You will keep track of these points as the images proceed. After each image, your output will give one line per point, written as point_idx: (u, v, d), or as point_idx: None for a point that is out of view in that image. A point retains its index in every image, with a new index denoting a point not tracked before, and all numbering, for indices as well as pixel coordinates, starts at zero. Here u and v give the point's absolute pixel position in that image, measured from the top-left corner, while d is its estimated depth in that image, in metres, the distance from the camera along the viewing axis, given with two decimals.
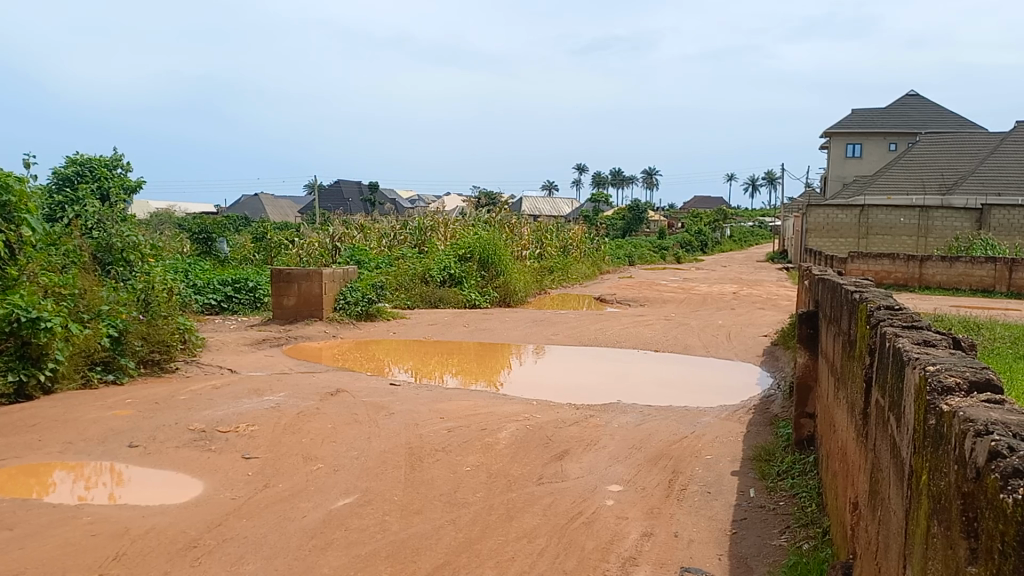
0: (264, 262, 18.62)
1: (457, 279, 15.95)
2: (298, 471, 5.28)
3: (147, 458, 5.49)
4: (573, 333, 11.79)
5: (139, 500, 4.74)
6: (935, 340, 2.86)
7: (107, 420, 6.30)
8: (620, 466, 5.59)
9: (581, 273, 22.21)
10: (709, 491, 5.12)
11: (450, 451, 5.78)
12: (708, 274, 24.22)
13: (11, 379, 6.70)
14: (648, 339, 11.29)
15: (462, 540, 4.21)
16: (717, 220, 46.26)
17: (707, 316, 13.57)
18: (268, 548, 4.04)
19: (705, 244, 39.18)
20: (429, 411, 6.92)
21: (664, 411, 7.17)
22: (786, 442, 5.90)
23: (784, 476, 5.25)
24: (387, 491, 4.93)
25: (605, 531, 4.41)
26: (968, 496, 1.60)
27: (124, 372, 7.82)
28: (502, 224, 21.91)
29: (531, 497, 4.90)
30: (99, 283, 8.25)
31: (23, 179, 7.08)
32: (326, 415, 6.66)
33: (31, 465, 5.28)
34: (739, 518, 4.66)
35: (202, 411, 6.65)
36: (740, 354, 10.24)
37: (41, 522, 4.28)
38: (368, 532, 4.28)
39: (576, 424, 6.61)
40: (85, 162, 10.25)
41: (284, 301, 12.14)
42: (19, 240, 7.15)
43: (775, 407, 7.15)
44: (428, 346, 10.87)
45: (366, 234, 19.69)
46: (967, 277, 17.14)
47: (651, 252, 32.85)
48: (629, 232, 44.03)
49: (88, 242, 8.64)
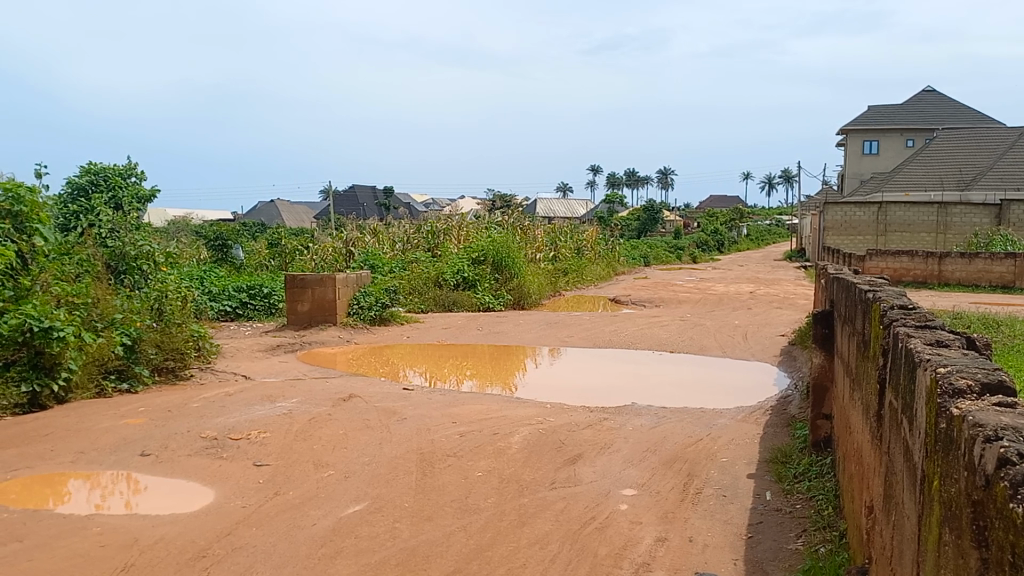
0: (279, 269, 18.66)
1: (470, 282, 15.93)
2: (308, 479, 5.26)
3: (159, 467, 5.49)
4: (588, 335, 11.75)
5: (153, 509, 4.73)
6: (948, 340, 2.78)
7: (120, 429, 6.32)
8: (634, 470, 5.53)
9: (595, 275, 22.16)
10: (725, 494, 5.06)
11: (462, 456, 5.75)
12: (724, 274, 24.10)
13: (25, 389, 6.75)
14: (663, 340, 11.22)
15: (473, 548, 4.16)
16: (733, 218, 46.07)
17: (723, 316, 13.49)
18: (277, 556, 4.03)
19: (721, 244, 39.00)
20: (442, 416, 6.89)
21: (679, 413, 7.11)
22: (803, 444, 5.83)
23: (801, 478, 5.18)
24: (398, 497, 4.90)
25: (619, 537, 4.36)
26: (978, 504, 1.55)
27: (138, 381, 7.85)
28: (516, 226, 21.86)
29: (543, 502, 4.86)
30: (113, 291, 8.28)
31: (35, 189, 7.37)
32: (339, 421, 6.66)
33: (44, 475, 5.29)
34: (755, 521, 4.60)
35: (214, 418, 6.65)
36: (757, 354, 10.14)
37: (50, 533, 4.28)
38: (378, 540, 4.25)
39: (590, 427, 6.57)
40: (98, 171, 10.24)
41: (298, 307, 12.17)
42: (31, 250, 7.31)
43: (792, 408, 7.07)
44: (443, 350, 10.85)
45: (380, 239, 19.73)
46: (986, 274, 16.95)
47: (667, 253, 32.73)
48: (645, 232, 43.79)
49: (102, 251, 8.69)
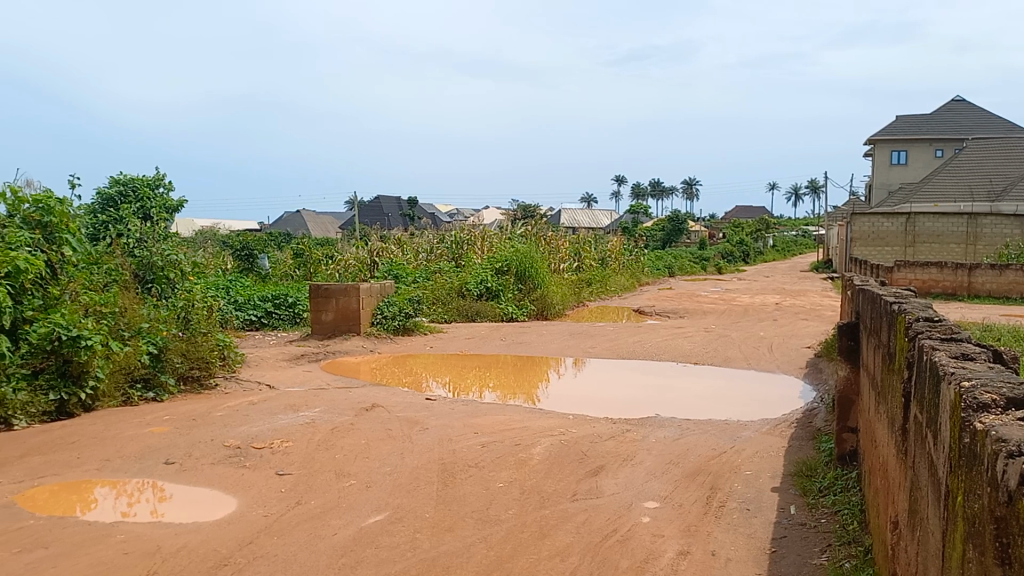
0: (303, 278, 18.76)
1: (493, 292, 15.96)
2: (330, 488, 5.27)
3: (183, 475, 5.53)
4: (612, 346, 11.71)
5: (178, 517, 4.77)
6: (973, 352, 2.75)
7: (145, 437, 6.39)
8: (657, 482, 5.49)
9: (619, 285, 22.13)
10: (749, 508, 5.00)
11: (483, 466, 5.74)
12: (750, 285, 23.95)
13: (52, 397, 6.88)
14: (688, 351, 11.15)
15: (493, 559, 4.15)
16: (760, 229, 45.89)
17: (748, 327, 13.37)
18: (299, 565, 4.04)
19: (746, 254, 38.81)
20: (463, 427, 6.89)
21: (703, 425, 7.06)
22: (828, 457, 5.75)
23: (826, 492, 5.12)
24: (418, 508, 4.90)
25: (640, 549, 4.33)
26: (1002, 521, 1.51)
27: (164, 390, 7.93)
28: (541, 236, 21.77)
29: (565, 514, 4.85)
30: (140, 300, 8.38)
31: (64, 200, 7.54)
32: (361, 431, 6.67)
33: (71, 482, 5.35)
34: (779, 535, 4.54)
35: (238, 427, 6.70)
36: (782, 366, 10.04)
37: (75, 540, 4.32)
38: (398, 550, 4.25)
39: (612, 439, 6.53)
40: (127, 182, 10.42)
41: (322, 316, 12.24)
42: (60, 260, 7.47)
43: (817, 420, 6.98)
44: (466, 360, 10.86)
45: (404, 249, 19.83)
46: (1018, 285, 16.64)
47: (692, 263, 32.56)
48: (670, 243, 43.69)
49: (129, 260, 8.81)
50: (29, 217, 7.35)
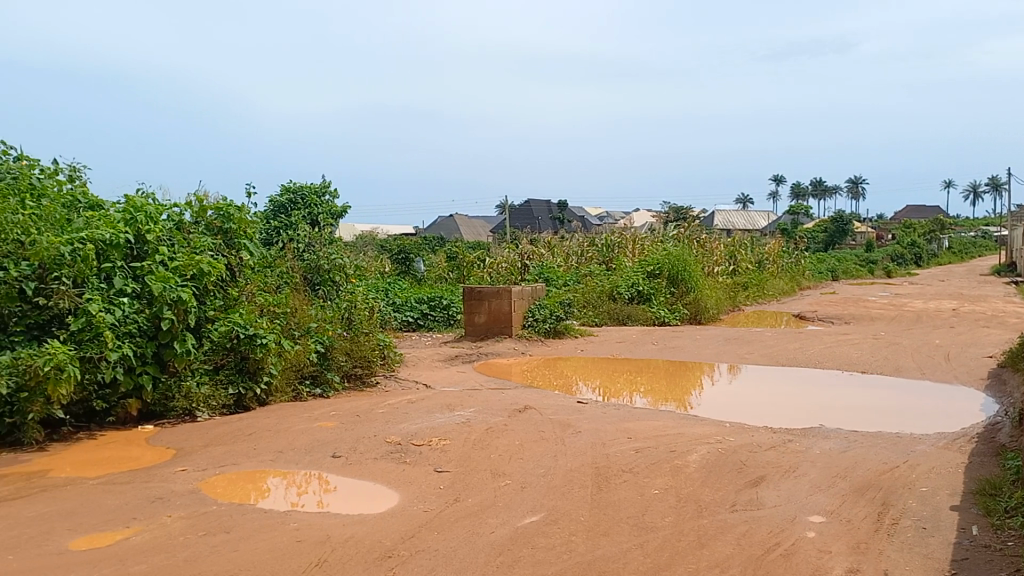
0: (457, 281, 19.25)
1: (645, 296, 15.77)
2: (486, 487, 5.36)
3: (348, 469, 5.78)
4: (770, 352, 11.29)
5: (344, 509, 4.99)
6: None
7: (313, 431, 6.74)
8: (822, 495, 5.24)
9: (776, 289, 21.33)
10: (925, 527, 4.68)
11: (638, 472, 5.67)
12: (921, 290, 22.48)
13: (231, 391, 7.39)
14: (853, 359, 10.59)
15: (650, 566, 4.09)
16: (933, 229, 43.00)
17: (921, 335, 12.53)
18: (458, 561, 4.13)
19: (917, 257, 36.45)
20: (617, 431, 6.83)
21: (871, 437, 6.68)
22: (1016, 475, 5.29)
23: (1014, 513, 4.71)
24: (573, 511, 4.90)
25: (805, 565, 4.14)
26: None
27: (330, 386, 8.35)
28: (693, 238, 21.32)
29: (724, 524, 4.71)
30: (309, 301, 8.85)
31: (243, 208, 8.08)
32: (515, 432, 6.75)
33: (248, 471, 5.71)
34: (960, 557, 4.22)
35: (398, 424, 6.95)
36: (960, 377, 9.35)
37: (253, 526, 4.61)
38: (554, 551, 4.26)
39: (772, 449, 6.29)
40: (297, 190, 11.03)
41: (475, 318, 12.50)
42: (239, 263, 8.00)
43: (1002, 435, 6.44)
44: (618, 364, 10.79)
45: (555, 253, 19.96)
46: None
47: (857, 266, 30.92)
48: (832, 245, 41.71)
49: (299, 263, 9.33)
50: (212, 224, 7.93)
